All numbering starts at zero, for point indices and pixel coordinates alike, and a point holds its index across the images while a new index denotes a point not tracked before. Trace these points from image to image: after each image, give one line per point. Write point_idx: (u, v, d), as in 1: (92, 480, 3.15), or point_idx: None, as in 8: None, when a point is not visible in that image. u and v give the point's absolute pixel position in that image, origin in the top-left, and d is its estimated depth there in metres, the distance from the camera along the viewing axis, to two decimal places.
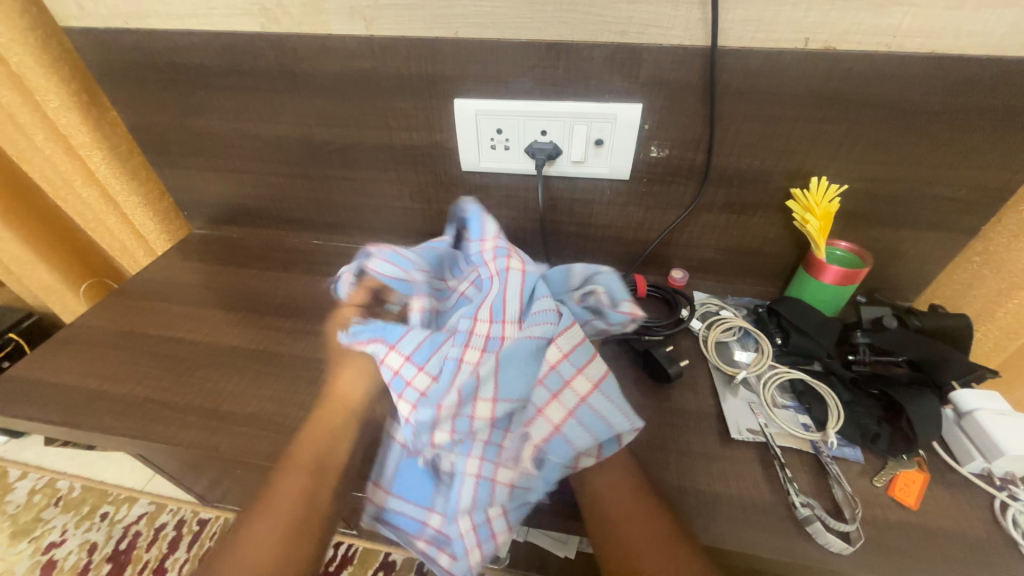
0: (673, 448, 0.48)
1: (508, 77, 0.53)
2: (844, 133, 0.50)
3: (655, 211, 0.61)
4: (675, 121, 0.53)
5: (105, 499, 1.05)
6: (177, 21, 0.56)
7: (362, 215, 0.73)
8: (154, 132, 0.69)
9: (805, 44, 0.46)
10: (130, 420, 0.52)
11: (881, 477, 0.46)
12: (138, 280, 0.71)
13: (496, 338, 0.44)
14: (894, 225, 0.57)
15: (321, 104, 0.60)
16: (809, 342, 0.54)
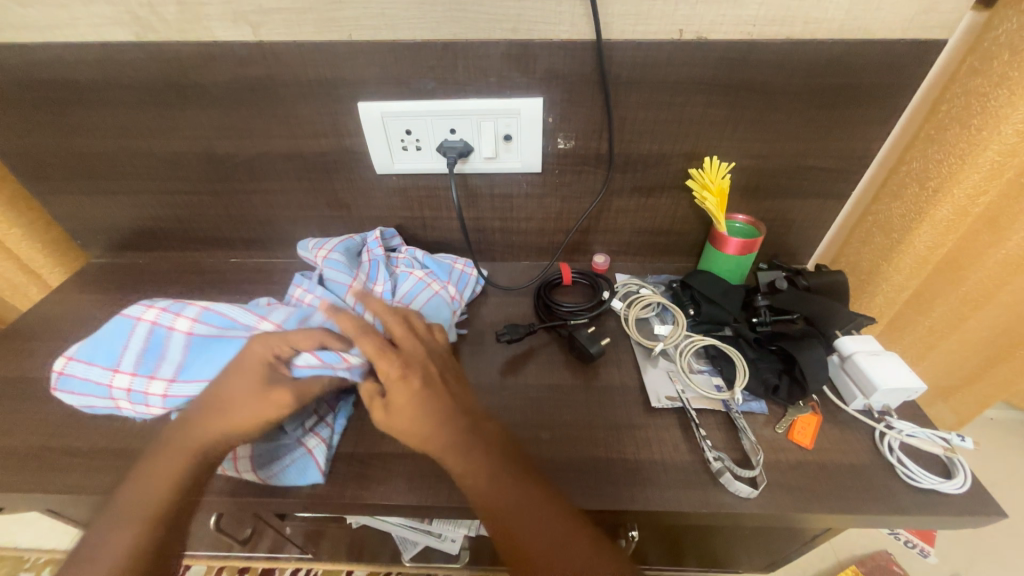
0: (601, 423, 0.51)
1: (410, 77, 0.53)
2: (727, 115, 0.55)
3: (571, 200, 0.64)
4: (576, 113, 0.55)
5: (20, 566, 0.95)
6: (38, 34, 0.51)
7: (280, 227, 0.70)
8: (30, 157, 0.62)
9: (680, 35, 0.49)
10: (25, 472, 0.48)
11: (782, 424, 0.50)
12: (26, 320, 0.64)
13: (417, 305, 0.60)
14: (781, 196, 0.63)
15: (216, 115, 0.57)
16: (717, 310, 0.59)
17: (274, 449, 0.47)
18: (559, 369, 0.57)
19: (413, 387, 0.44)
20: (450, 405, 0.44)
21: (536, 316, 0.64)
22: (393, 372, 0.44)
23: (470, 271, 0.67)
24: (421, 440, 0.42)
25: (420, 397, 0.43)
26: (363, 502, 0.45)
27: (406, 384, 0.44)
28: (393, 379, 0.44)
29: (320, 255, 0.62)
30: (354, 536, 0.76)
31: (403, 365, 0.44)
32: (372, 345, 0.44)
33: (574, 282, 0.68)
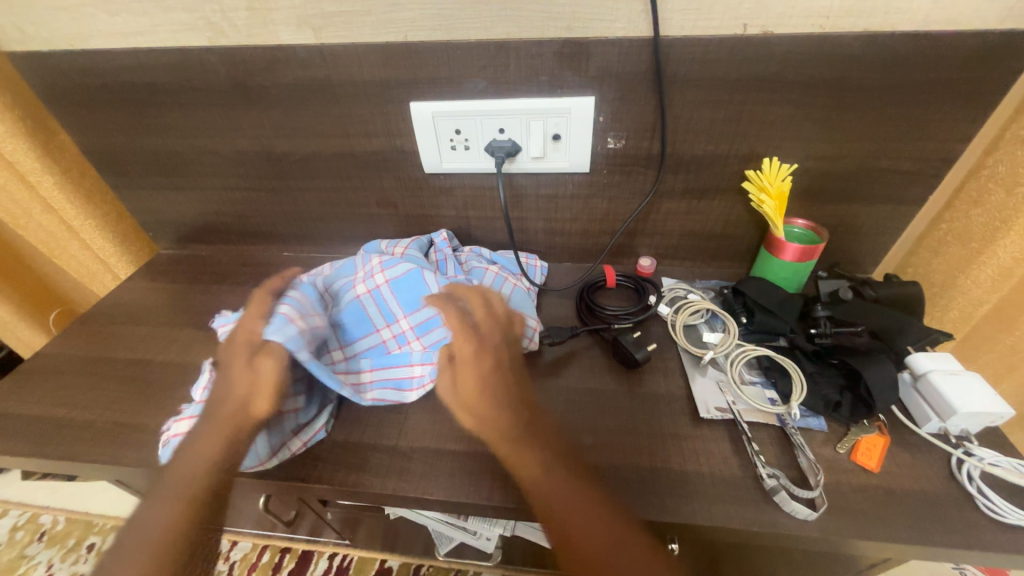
0: (645, 431, 0.49)
1: (461, 77, 0.53)
2: (790, 114, 0.52)
3: (618, 201, 0.62)
4: (628, 112, 0.54)
5: (90, 530, 1.04)
6: (123, 41, 0.55)
7: (331, 223, 0.72)
8: (111, 154, 0.68)
9: (744, 30, 0.47)
10: (100, 445, 0.52)
11: (844, 444, 0.47)
12: (103, 305, 0.70)
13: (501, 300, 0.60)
14: (846, 200, 0.59)
15: (278, 115, 0.60)
16: (773, 319, 0.56)
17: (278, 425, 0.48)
18: (602, 373, 0.56)
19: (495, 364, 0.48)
20: (523, 387, 0.48)
21: (579, 318, 0.63)
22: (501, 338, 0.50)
23: (534, 262, 0.68)
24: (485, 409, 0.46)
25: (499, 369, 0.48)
26: (405, 494, 0.46)
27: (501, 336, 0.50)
28: (470, 355, 0.48)
29: (398, 251, 0.63)
30: (390, 526, 0.77)
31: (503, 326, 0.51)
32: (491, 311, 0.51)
33: (618, 285, 0.67)
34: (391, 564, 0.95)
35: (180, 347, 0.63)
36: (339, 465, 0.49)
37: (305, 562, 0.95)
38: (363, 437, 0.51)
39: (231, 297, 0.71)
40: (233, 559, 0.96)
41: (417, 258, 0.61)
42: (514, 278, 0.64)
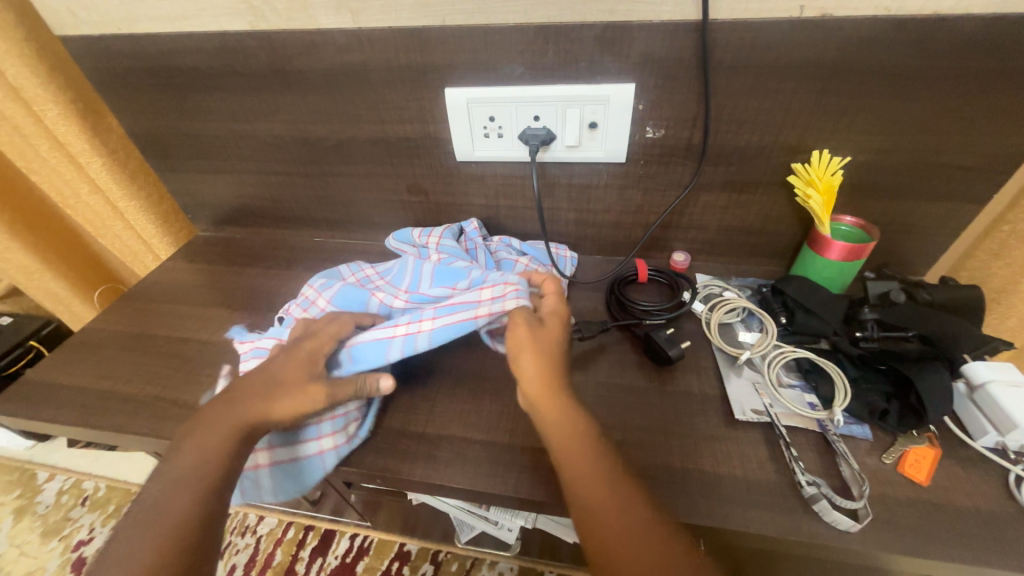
0: (677, 431, 0.48)
1: (498, 62, 0.52)
2: (845, 104, 0.49)
3: (654, 193, 0.60)
4: (669, 100, 0.52)
5: (129, 497, 1.09)
6: (168, 24, 0.56)
7: (362, 210, 0.73)
8: (155, 137, 0.70)
9: (800, 13, 0.44)
10: (141, 418, 0.54)
11: (891, 454, 0.45)
12: (145, 284, 0.73)
13: None
14: (901, 197, 0.55)
15: (314, 100, 0.60)
16: (815, 320, 0.53)
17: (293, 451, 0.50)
18: (632, 369, 0.54)
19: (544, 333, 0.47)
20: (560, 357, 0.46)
21: (609, 312, 0.62)
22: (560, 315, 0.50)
23: (565, 252, 0.68)
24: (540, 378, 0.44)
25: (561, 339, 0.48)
26: (432, 481, 0.46)
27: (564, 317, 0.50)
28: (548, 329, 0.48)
29: (432, 242, 0.64)
30: (410, 511, 0.79)
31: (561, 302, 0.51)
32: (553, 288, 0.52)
33: (650, 280, 0.65)
34: (410, 547, 0.96)
35: (216, 326, 0.65)
36: (367, 449, 0.49)
37: (328, 541, 0.98)
38: (390, 422, 0.52)
39: (264, 280, 0.72)
40: (260, 533, 1.00)
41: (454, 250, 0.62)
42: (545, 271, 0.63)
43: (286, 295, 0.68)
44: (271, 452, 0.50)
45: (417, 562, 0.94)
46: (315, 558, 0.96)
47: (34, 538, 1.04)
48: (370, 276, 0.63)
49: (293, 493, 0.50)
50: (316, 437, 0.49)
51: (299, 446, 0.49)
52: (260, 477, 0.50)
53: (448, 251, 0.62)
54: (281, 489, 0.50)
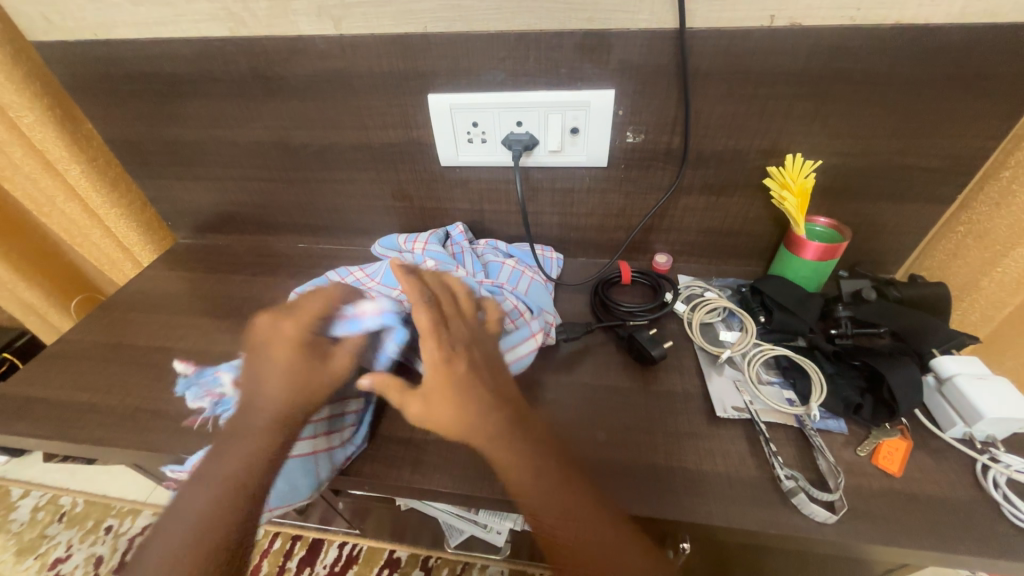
0: (660, 430, 0.49)
1: (480, 69, 0.53)
2: (817, 109, 0.51)
3: (635, 197, 0.62)
4: (648, 106, 0.53)
5: (109, 512, 1.06)
6: (146, 30, 0.55)
7: (347, 216, 0.73)
8: (133, 144, 0.68)
9: (771, 22, 0.46)
10: (121, 430, 0.53)
11: (865, 447, 0.46)
12: (124, 293, 0.71)
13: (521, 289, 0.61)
14: (871, 198, 0.57)
15: (296, 106, 0.60)
16: (792, 319, 0.55)
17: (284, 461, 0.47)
18: (616, 370, 0.55)
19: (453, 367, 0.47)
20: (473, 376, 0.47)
21: (593, 314, 0.62)
22: (456, 370, 0.47)
23: (550, 254, 0.68)
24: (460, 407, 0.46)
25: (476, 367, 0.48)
26: (419, 486, 0.46)
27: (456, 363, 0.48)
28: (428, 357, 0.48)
29: (417, 248, 0.64)
30: (399, 516, 0.78)
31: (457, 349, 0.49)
32: (426, 323, 0.50)
33: (633, 282, 0.66)
34: (400, 554, 0.96)
35: (198, 335, 0.64)
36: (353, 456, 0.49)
37: (315, 551, 0.97)
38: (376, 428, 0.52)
39: (247, 287, 0.71)
40: None
41: (440, 254, 0.62)
42: (533, 270, 0.65)
43: (270, 302, 0.68)
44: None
45: (407, 569, 0.93)
46: (303, 568, 0.94)
47: (8, 558, 1.00)
48: (361, 279, 0.62)
49: (281, 498, 0.47)
50: (311, 438, 0.48)
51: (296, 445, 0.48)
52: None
53: (434, 254, 0.63)
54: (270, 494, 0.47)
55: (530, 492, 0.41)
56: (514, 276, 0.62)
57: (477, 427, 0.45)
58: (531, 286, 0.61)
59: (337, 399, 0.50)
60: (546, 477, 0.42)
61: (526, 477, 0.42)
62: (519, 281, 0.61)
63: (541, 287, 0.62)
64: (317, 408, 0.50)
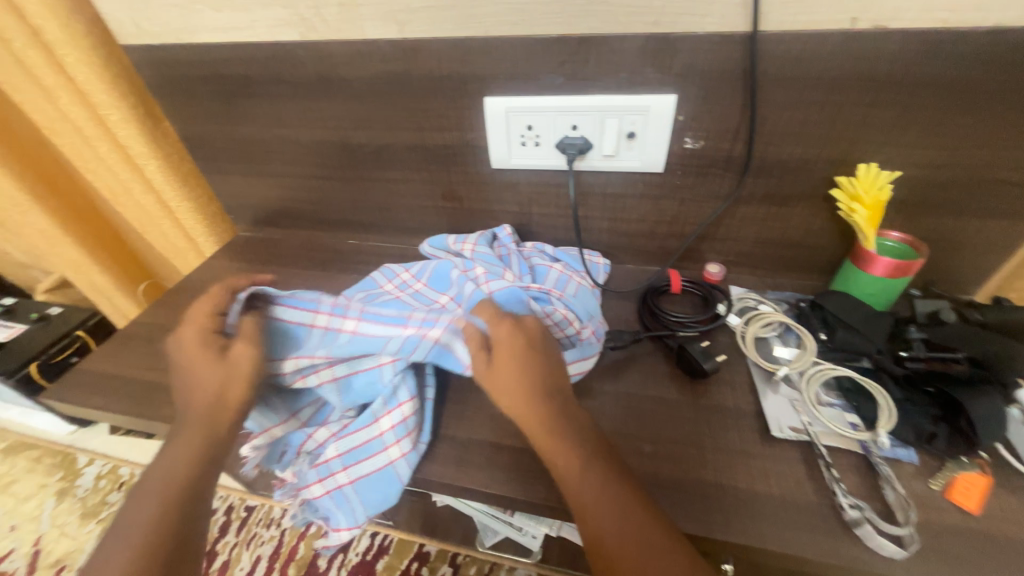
0: (710, 445, 0.47)
1: (539, 73, 0.53)
2: (895, 117, 0.48)
3: (690, 204, 0.60)
4: (710, 111, 0.52)
5: None
6: (223, 34, 0.58)
7: (396, 214, 0.75)
8: (205, 141, 0.73)
9: (852, 25, 0.44)
10: None
11: (938, 480, 0.43)
12: (188, 281, 0.76)
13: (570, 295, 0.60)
14: (950, 213, 0.53)
15: (356, 107, 0.62)
16: (857, 338, 0.52)
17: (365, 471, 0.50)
18: (664, 380, 0.54)
19: (520, 348, 0.46)
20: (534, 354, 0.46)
21: (641, 322, 0.61)
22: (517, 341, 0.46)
23: (597, 259, 0.67)
24: (523, 383, 0.44)
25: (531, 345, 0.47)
26: (463, 485, 0.47)
27: (516, 344, 0.46)
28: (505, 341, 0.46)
29: (467, 248, 0.64)
30: (433, 511, 0.79)
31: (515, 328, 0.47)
32: (489, 310, 0.49)
33: (683, 291, 0.65)
34: (428, 548, 0.97)
35: None
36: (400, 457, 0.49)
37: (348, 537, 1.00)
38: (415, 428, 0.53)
39: (301, 280, 0.74)
40: (284, 526, 1.02)
41: (489, 258, 0.63)
42: (581, 275, 0.64)
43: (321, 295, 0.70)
44: (347, 471, 0.50)
45: (435, 563, 0.94)
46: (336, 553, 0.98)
47: (75, 519, 1.09)
48: (407, 281, 0.63)
49: (378, 504, 0.51)
50: (384, 448, 0.49)
51: (368, 462, 0.50)
52: (347, 495, 0.51)
53: (482, 258, 0.63)
54: (370, 503, 0.51)
55: (569, 487, 0.40)
56: (563, 282, 0.61)
57: (527, 417, 0.43)
58: (580, 291, 0.61)
59: (390, 410, 0.49)
60: (586, 464, 0.40)
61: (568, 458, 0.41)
62: (568, 287, 0.61)
63: (590, 293, 0.61)
64: (377, 423, 0.50)
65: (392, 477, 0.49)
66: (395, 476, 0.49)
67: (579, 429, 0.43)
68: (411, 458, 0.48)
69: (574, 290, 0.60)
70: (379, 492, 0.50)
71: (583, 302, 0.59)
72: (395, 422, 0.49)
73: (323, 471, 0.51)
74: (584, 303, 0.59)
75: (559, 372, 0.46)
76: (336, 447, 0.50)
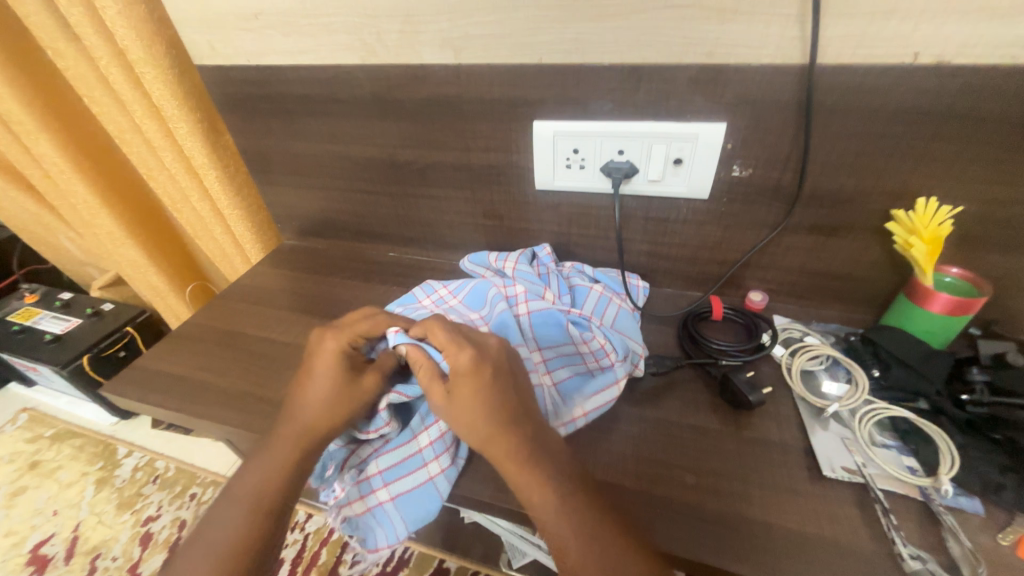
0: (756, 481, 0.46)
1: (588, 99, 0.54)
2: (958, 152, 0.47)
3: (735, 231, 0.59)
4: (760, 140, 0.52)
5: (194, 480, 1.17)
6: (290, 57, 0.62)
7: (437, 230, 0.76)
8: (262, 154, 0.77)
9: (914, 59, 0.43)
10: (233, 412, 0.58)
11: (1007, 535, 0.41)
12: (238, 285, 0.79)
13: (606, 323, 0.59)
14: (1016, 251, 0.51)
15: (407, 127, 0.65)
16: (913, 377, 0.50)
17: (405, 489, 0.50)
18: (706, 409, 0.53)
19: (474, 378, 0.44)
20: (490, 382, 0.44)
21: (681, 349, 0.61)
22: (471, 369, 0.44)
23: (636, 282, 0.66)
24: (478, 416, 0.43)
25: (498, 373, 0.45)
26: (501, 505, 0.47)
27: (473, 374, 0.44)
28: (457, 370, 0.44)
29: (509, 267, 0.66)
30: (458, 527, 0.79)
31: (474, 357, 0.44)
32: (444, 334, 0.46)
33: (725, 318, 0.64)
34: (449, 564, 0.96)
35: (300, 330, 0.69)
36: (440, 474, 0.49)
37: None
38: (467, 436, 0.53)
39: (342, 290, 0.77)
40: (307, 531, 1.03)
41: (530, 275, 0.64)
42: (620, 301, 0.63)
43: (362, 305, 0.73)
44: (387, 487, 0.51)
45: None
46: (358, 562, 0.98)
47: (112, 509, 1.13)
48: (445, 297, 0.64)
49: (419, 521, 0.51)
50: (423, 464, 0.50)
51: (409, 477, 0.50)
52: (388, 513, 0.52)
53: (524, 276, 0.64)
54: (410, 522, 0.51)
55: (541, 514, 0.41)
56: (601, 308, 0.61)
57: (490, 445, 0.43)
58: (620, 318, 0.60)
59: (428, 427, 0.51)
60: (566, 500, 0.41)
61: (543, 494, 0.41)
62: (605, 314, 0.60)
63: (628, 320, 0.60)
64: (416, 439, 0.51)
65: (432, 494, 0.49)
66: (436, 493, 0.49)
67: (556, 459, 0.43)
68: (451, 474, 0.49)
69: (612, 318, 0.60)
70: (419, 509, 0.50)
71: (620, 332, 0.58)
72: (436, 438, 0.49)
73: (365, 488, 0.52)
74: (622, 332, 0.58)
75: (524, 394, 0.46)
76: (377, 463, 0.52)
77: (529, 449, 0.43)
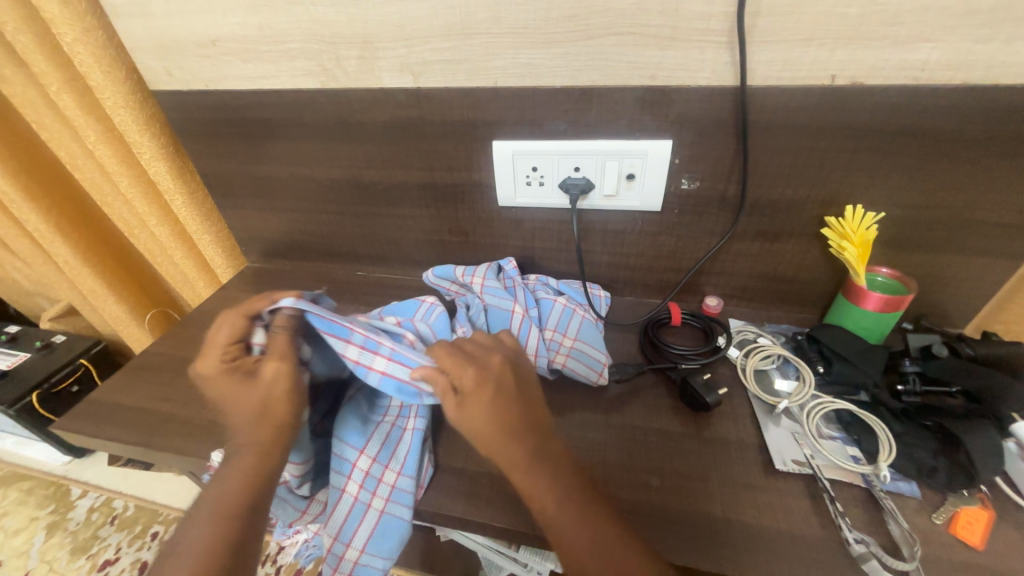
0: (716, 478, 0.48)
1: (544, 120, 0.57)
2: (878, 162, 0.51)
3: (688, 240, 0.63)
4: (706, 156, 0.55)
5: (156, 518, 1.11)
6: (250, 83, 0.63)
7: (403, 247, 0.77)
8: (222, 177, 0.76)
9: (833, 81, 0.48)
10: (195, 441, 0.56)
11: (941, 514, 0.44)
12: (199, 311, 0.77)
13: (570, 336, 0.60)
14: (936, 251, 0.56)
15: (371, 149, 0.66)
16: (854, 371, 0.53)
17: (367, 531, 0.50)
18: (668, 413, 0.55)
19: (485, 391, 0.44)
20: (503, 394, 0.44)
21: (643, 355, 0.63)
22: (484, 383, 0.44)
23: (599, 292, 0.69)
24: (490, 426, 0.43)
25: (505, 389, 0.45)
26: (471, 519, 0.47)
27: (485, 389, 0.44)
28: (472, 385, 0.44)
29: (475, 281, 0.66)
30: (435, 547, 0.78)
31: (480, 375, 0.44)
32: (449, 355, 0.46)
33: (684, 323, 0.67)
34: None
35: None
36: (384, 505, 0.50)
37: None
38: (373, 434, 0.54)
39: None
40: (279, 563, 1.00)
41: (496, 289, 0.64)
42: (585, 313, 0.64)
43: None
44: (349, 542, 0.50)
45: None
46: None
47: (64, 555, 1.06)
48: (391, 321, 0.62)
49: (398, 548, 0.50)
50: (366, 503, 0.50)
51: (361, 522, 0.50)
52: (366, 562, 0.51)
53: (491, 291, 0.64)
54: (389, 551, 0.50)
55: (546, 522, 0.41)
56: (567, 320, 0.62)
57: (499, 454, 0.43)
58: (584, 330, 0.61)
59: (350, 474, 0.50)
60: (564, 508, 0.41)
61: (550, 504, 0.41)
62: (570, 326, 0.61)
63: (593, 332, 0.61)
64: (343, 491, 0.50)
65: (390, 521, 0.49)
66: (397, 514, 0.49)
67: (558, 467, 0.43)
68: (399, 497, 0.49)
69: (576, 329, 0.61)
70: (389, 539, 0.50)
71: (585, 344, 0.59)
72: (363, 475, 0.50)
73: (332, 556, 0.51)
74: (586, 345, 0.59)
75: (528, 405, 0.46)
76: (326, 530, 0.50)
77: (532, 455, 0.43)
